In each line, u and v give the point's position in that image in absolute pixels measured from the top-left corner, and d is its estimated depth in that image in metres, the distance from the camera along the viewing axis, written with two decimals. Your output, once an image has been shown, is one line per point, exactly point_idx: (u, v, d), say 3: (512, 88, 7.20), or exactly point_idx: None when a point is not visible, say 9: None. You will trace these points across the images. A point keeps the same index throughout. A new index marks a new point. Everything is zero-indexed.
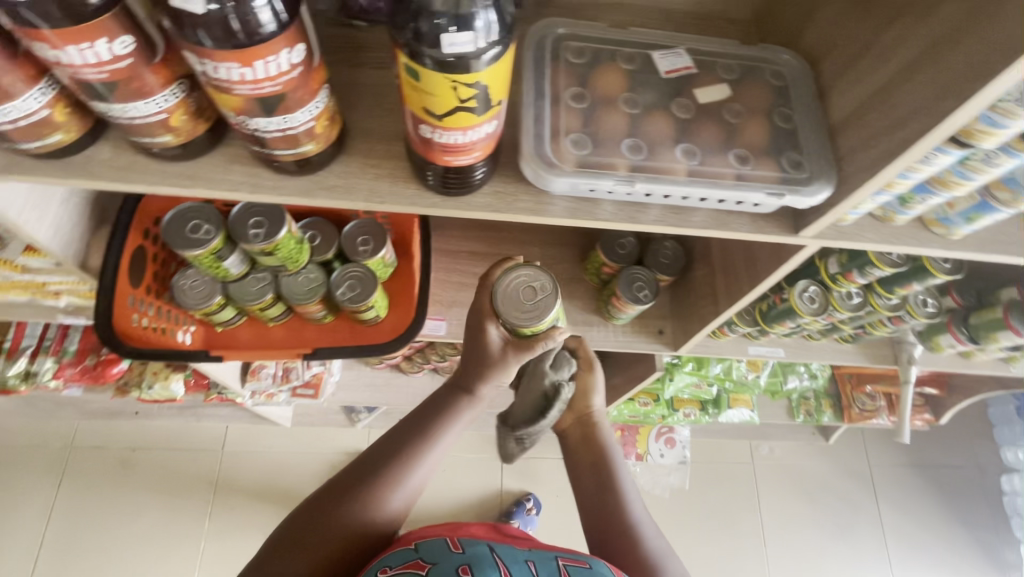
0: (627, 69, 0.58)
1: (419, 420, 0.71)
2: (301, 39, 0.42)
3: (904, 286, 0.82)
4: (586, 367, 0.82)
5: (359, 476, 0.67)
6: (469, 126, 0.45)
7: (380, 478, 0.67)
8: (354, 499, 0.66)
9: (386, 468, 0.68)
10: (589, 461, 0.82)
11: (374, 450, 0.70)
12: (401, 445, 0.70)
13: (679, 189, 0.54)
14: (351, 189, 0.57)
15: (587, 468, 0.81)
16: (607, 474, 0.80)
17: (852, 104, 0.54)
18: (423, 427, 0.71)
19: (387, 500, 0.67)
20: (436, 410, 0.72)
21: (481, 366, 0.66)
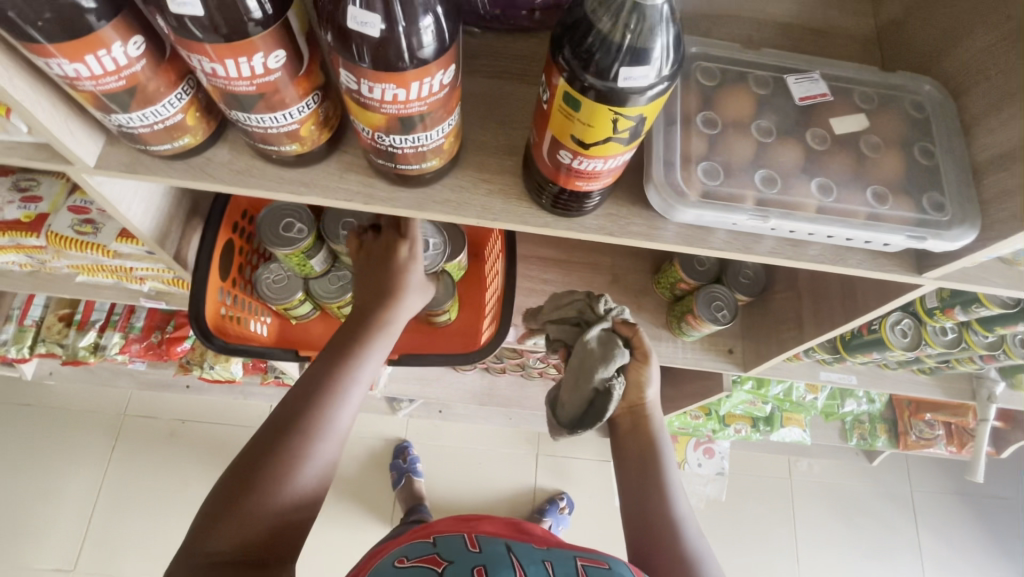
0: (759, 94, 0.55)
1: (330, 357, 0.68)
2: (454, 61, 0.40)
3: (1006, 326, 0.78)
4: (642, 361, 0.76)
5: (286, 423, 0.63)
6: (612, 156, 0.43)
7: (302, 429, 0.63)
8: (278, 457, 0.61)
9: (307, 415, 0.64)
10: (636, 454, 0.79)
11: (291, 400, 0.65)
12: (318, 387, 0.65)
13: (810, 226, 0.51)
14: (464, 204, 0.56)
15: (633, 462, 0.79)
16: (654, 471, 0.78)
17: (1002, 145, 0.50)
18: (339, 359, 0.67)
19: (316, 445, 0.63)
20: (343, 346, 0.68)
21: (388, 285, 0.70)
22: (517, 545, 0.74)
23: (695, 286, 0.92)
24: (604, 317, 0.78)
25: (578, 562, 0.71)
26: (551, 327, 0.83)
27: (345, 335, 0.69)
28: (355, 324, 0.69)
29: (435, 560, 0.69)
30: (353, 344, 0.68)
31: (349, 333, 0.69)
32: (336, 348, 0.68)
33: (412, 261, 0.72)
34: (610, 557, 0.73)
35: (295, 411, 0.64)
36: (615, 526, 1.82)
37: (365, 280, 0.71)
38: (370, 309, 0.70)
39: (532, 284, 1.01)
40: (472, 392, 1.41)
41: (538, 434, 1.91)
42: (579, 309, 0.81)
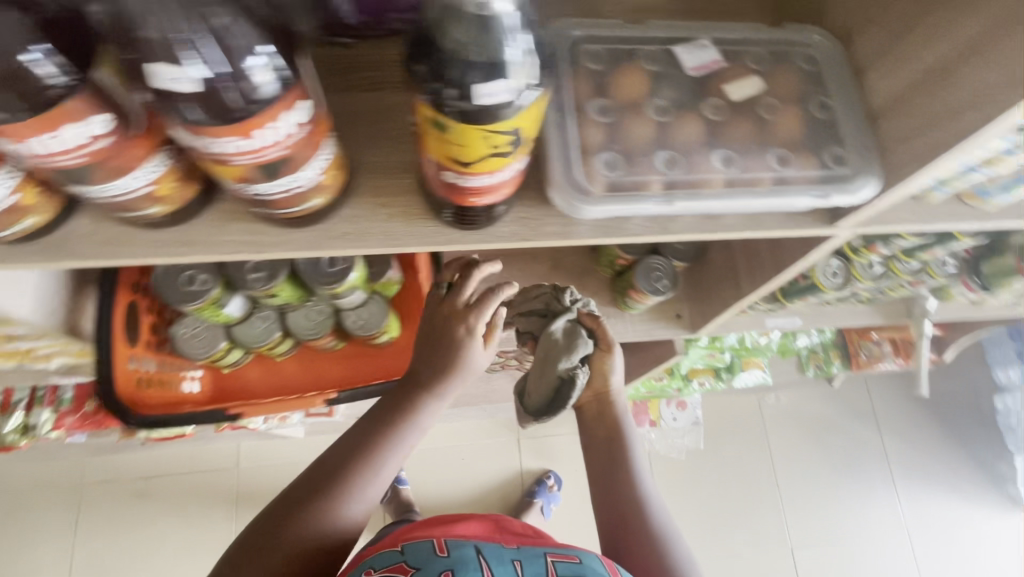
0: (651, 71, 0.52)
1: (374, 419, 0.66)
2: (304, 96, 0.36)
3: (927, 252, 0.81)
4: (608, 353, 0.76)
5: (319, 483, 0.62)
6: (499, 168, 0.40)
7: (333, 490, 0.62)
8: (303, 516, 0.60)
9: (345, 472, 0.63)
10: (600, 440, 0.78)
11: (328, 458, 0.65)
12: (355, 449, 0.64)
13: (719, 202, 0.50)
14: (365, 234, 0.52)
15: (597, 447, 0.79)
16: (617, 456, 0.77)
17: (892, 90, 0.50)
18: (383, 424, 0.65)
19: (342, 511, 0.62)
20: (393, 411, 0.66)
21: (443, 360, 0.63)
22: (487, 544, 0.72)
23: (634, 262, 0.91)
24: (570, 309, 0.77)
25: (549, 559, 0.70)
26: (518, 319, 0.80)
27: (393, 398, 0.66)
28: (407, 389, 0.66)
29: (402, 568, 0.68)
30: (401, 411, 0.65)
31: (397, 397, 0.66)
32: (382, 411, 0.66)
33: (470, 339, 0.63)
34: (582, 549, 0.71)
35: (330, 469, 0.63)
36: None
37: (427, 349, 0.65)
38: (424, 378, 0.65)
39: None
40: None
41: (516, 419, 1.91)
42: (546, 301, 0.78)
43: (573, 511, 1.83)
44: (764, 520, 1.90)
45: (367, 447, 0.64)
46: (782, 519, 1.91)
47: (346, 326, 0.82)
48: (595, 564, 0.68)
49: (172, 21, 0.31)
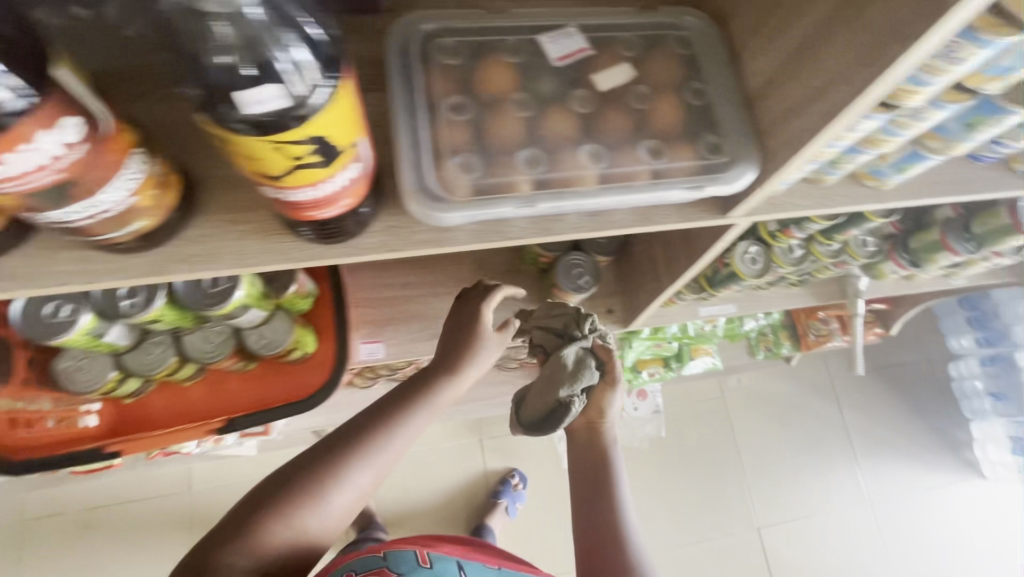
0: (513, 63, 0.49)
1: (368, 415, 0.61)
2: (66, 109, 0.33)
3: (843, 233, 0.80)
4: (611, 389, 0.70)
5: (317, 455, 0.58)
6: (318, 180, 0.37)
7: (333, 463, 0.57)
8: (271, 513, 0.54)
9: (348, 445, 0.58)
10: (586, 465, 0.68)
11: (310, 452, 0.58)
12: (341, 445, 0.58)
13: (591, 199, 0.47)
14: (214, 256, 0.48)
15: (579, 475, 0.68)
16: (603, 487, 0.66)
17: (765, 72, 0.48)
18: (397, 399, 0.62)
19: (341, 486, 0.56)
20: (406, 389, 0.63)
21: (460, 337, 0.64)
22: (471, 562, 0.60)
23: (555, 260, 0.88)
24: (586, 337, 0.72)
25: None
26: (535, 333, 0.75)
27: (393, 396, 0.63)
28: (411, 387, 0.63)
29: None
30: (398, 409, 0.61)
31: (398, 395, 0.62)
32: (379, 409, 0.61)
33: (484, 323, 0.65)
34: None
35: (309, 465, 0.57)
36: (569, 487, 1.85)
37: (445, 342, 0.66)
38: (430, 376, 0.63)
39: (393, 292, 0.94)
40: None
41: (477, 420, 1.88)
42: (566, 322, 0.73)
43: (539, 509, 1.81)
44: (729, 503, 1.90)
45: (356, 443, 0.58)
46: (748, 500, 1.92)
47: (249, 347, 0.78)
48: None
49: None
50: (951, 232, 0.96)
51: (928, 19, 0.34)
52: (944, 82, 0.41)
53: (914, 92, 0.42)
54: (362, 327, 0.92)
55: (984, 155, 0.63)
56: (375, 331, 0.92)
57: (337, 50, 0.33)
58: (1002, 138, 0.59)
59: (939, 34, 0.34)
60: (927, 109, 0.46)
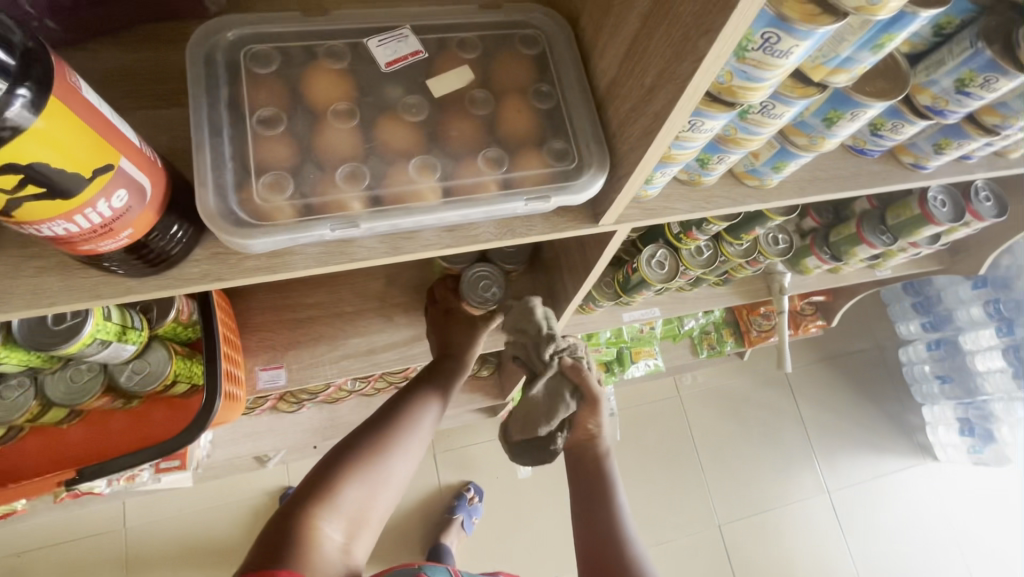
0: (339, 69, 0.45)
1: (397, 400, 0.77)
2: None
3: (748, 232, 0.78)
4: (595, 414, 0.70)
5: (372, 427, 0.72)
6: (66, 212, 0.32)
7: (388, 431, 0.72)
8: (346, 474, 0.66)
9: (395, 418, 0.74)
10: (583, 472, 0.72)
11: (358, 430, 0.72)
12: (388, 420, 0.73)
13: (427, 216, 0.43)
14: (4, 297, 0.42)
15: (577, 481, 0.72)
16: (600, 492, 0.70)
17: (609, 71, 0.44)
18: (423, 385, 0.79)
19: (396, 450, 0.71)
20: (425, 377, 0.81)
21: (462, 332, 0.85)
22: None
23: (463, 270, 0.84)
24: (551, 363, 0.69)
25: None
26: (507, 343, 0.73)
27: (412, 385, 0.80)
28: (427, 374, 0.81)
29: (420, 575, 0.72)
30: (424, 390, 0.78)
31: (418, 382, 0.80)
32: (407, 392, 0.78)
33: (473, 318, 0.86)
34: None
35: (364, 438, 0.71)
36: (526, 498, 1.81)
37: (439, 339, 0.85)
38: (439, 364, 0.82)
39: (295, 314, 0.89)
40: (315, 428, 1.28)
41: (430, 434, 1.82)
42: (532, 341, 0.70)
43: (497, 522, 1.77)
44: (689, 503, 1.88)
45: (399, 417, 0.74)
46: (708, 498, 1.90)
47: (120, 385, 0.71)
48: None
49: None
50: (867, 224, 0.95)
51: (725, 8, 0.30)
52: (779, 78, 0.38)
53: (753, 90, 0.39)
54: (262, 352, 0.87)
55: (869, 149, 0.61)
56: (277, 356, 0.87)
57: (30, 56, 0.28)
58: (880, 131, 0.58)
59: (740, 25, 0.31)
60: (774, 104, 0.43)
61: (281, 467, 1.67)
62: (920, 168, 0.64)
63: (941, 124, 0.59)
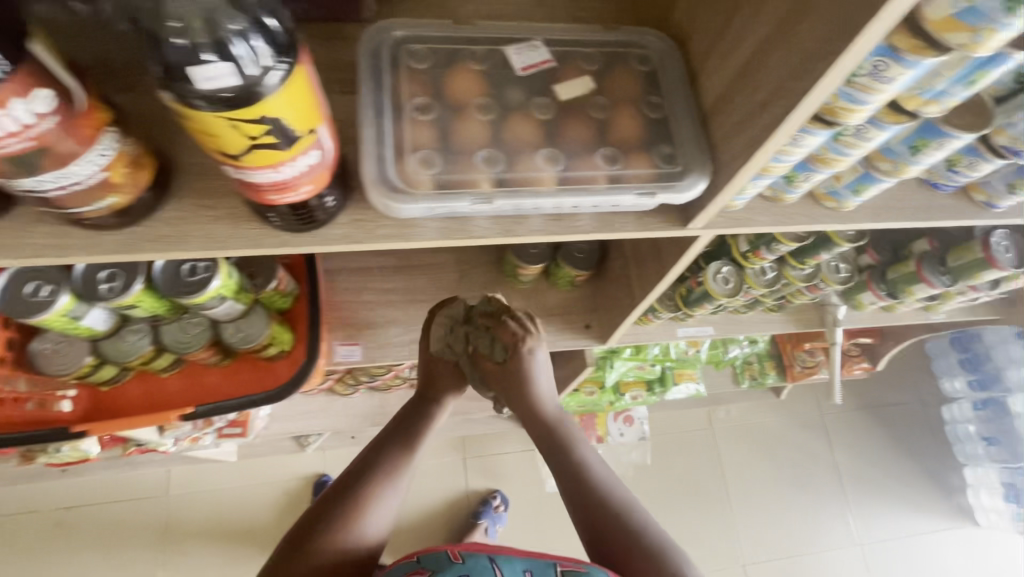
0: (479, 70, 0.52)
1: (372, 450, 0.71)
2: (39, 83, 0.34)
3: (813, 257, 0.82)
4: (515, 386, 0.69)
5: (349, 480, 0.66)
6: (278, 162, 0.39)
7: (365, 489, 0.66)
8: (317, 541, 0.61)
9: (375, 470, 0.68)
10: (544, 435, 0.71)
11: (333, 487, 0.67)
12: (360, 474, 0.67)
13: (546, 200, 0.50)
14: (184, 238, 0.50)
15: (541, 452, 0.71)
16: (568, 453, 0.69)
17: (718, 88, 0.50)
18: (404, 428, 0.73)
19: (377, 508, 0.65)
20: (408, 415, 0.74)
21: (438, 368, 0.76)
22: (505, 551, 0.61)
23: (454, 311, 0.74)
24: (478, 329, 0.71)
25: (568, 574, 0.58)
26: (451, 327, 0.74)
27: (389, 430, 0.73)
28: (404, 417, 0.74)
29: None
30: (403, 440, 0.72)
31: (394, 429, 0.73)
32: (384, 443, 0.71)
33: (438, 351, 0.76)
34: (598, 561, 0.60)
35: (338, 498, 0.65)
36: (551, 513, 1.81)
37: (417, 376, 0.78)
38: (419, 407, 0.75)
39: (374, 297, 0.95)
40: (365, 414, 1.34)
41: (462, 438, 1.85)
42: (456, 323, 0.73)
43: (519, 534, 1.77)
44: (711, 538, 1.83)
45: (377, 469, 0.68)
46: (735, 534, 1.86)
47: (224, 340, 0.79)
48: None
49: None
50: (927, 263, 0.97)
51: (849, 35, 0.36)
52: (879, 102, 0.43)
53: (854, 111, 0.44)
54: (339, 330, 0.93)
55: (943, 184, 0.65)
56: (354, 334, 0.94)
57: (292, 38, 0.35)
58: (956, 168, 0.62)
59: (862, 49, 0.36)
60: (869, 127, 0.48)
61: (319, 454, 1.72)
62: (989, 207, 0.68)
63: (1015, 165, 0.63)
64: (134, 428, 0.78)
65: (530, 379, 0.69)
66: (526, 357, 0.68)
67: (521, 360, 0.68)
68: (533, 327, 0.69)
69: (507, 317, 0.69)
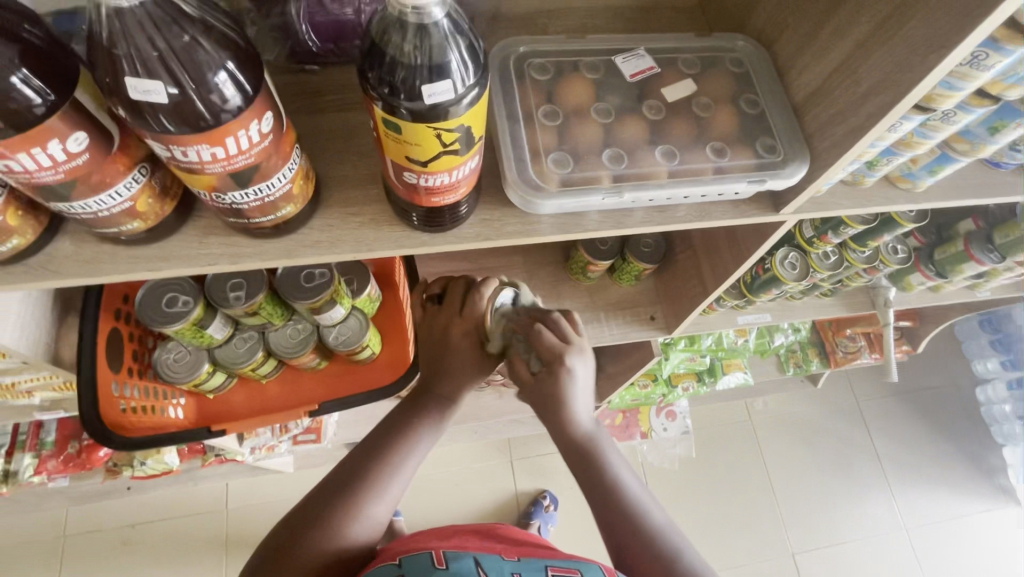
0: (592, 78, 0.58)
1: (372, 445, 0.73)
2: (268, 107, 0.40)
3: (876, 238, 0.86)
4: (550, 404, 0.70)
5: (339, 482, 0.69)
6: (454, 166, 0.44)
7: (355, 492, 0.68)
8: (312, 536, 0.64)
9: (365, 475, 0.69)
10: (573, 448, 0.73)
11: (328, 480, 0.70)
12: (359, 470, 0.70)
13: (663, 191, 0.55)
14: (336, 242, 0.55)
15: (572, 466, 0.74)
16: (596, 468, 0.72)
17: (812, 84, 0.55)
18: (395, 433, 0.73)
19: (366, 508, 0.67)
20: (402, 420, 0.74)
21: (446, 363, 0.75)
22: (486, 557, 0.72)
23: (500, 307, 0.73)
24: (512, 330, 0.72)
25: (550, 574, 0.69)
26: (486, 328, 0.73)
27: (391, 423, 0.74)
28: (408, 410, 0.75)
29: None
30: (403, 438, 0.73)
31: (395, 423, 0.74)
32: (383, 438, 0.73)
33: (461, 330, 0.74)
34: (581, 561, 0.72)
35: (332, 492, 0.68)
36: None
37: (431, 365, 0.76)
38: (425, 402, 0.75)
39: None
40: None
41: (508, 440, 1.83)
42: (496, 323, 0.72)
43: (572, 537, 1.73)
44: (764, 530, 1.78)
45: (366, 475, 0.69)
46: (779, 524, 1.80)
47: (327, 343, 0.83)
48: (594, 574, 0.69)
49: (162, 28, 0.34)
50: (975, 242, 1.01)
51: (962, 31, 0.41)
52: (972, 88, 0.48)
53: (948, 97, 0.49)
54: None
55: (1005, 162, 0.70)
56: None
57: (486, 60, 0.40)
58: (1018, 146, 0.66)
59: (973, 42, 0.41)
60: (956, 111, 0.53)
61: None
62: None
63: None
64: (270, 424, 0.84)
65: (566, 400, 0.69)
66: (563, 375, 0.68)
67: (559, 375, 0.68)
68: (571, 335, 0.70)
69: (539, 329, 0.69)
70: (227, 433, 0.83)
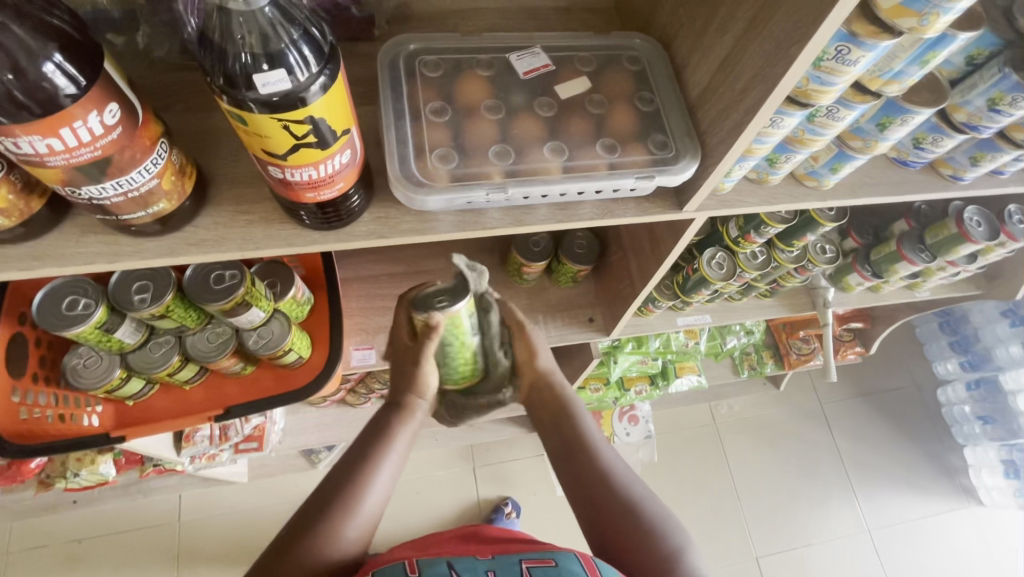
0: (486, 76, 0.59)
1: (361, 445, 0.71)
2: (112, 98, 0.39)
3: (801, 237, 0.87)
4: (525, 355, 0.78)
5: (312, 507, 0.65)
6: (320, 160, 0.43)
7: (328, 514, 0.64)
8: (304, 547, 0.62)
9: (337, 497, 0.65)
10: (540, 404, 0.79)
11: (303, 506, 0.66)
12: (332, 489, 0.66)
13: (555, 186, 0.55)
14: (223, 239, 0.54)
15: (540, 421, 0.79)
16: (566, 422, 0.76)
17: (700, 81, 0.56)
18: (369, 447, 0.70)
19: (340, 532, 0.64)
20: (377, 432, 0.72)
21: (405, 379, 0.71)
22: (460, 558, 0.66)
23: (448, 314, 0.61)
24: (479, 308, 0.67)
25: (524, 566, 0.64)
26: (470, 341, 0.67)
27: (381, 424, 0.72)
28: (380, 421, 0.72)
29: None
30: (375, 451, 0.70)
31: (366, 437, 0.72)
32: (357, 452, 0.70)
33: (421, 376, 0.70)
34: (558, 551, 0.66)
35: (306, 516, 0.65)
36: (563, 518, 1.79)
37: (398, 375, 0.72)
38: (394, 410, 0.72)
39: (387, 301, 0.98)
40: None
41: (470, 446, 1.80)
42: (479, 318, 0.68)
43: None
44: (728, 534, 1.77)
45: (338, 494, 0.66)
46: (744, 528, 1.78)
47: (247, 347, 0.81)
48: (572, 563, 0.63)
49: None
50: (907, 242, 1.02)
51: (814, 23, 0.41)
52: (846, 83, 0.49)
53: (824, 92, 0.49)
54: (356, 334, 0.97)
55: (912, 160, 0.71)
56: (368, 338, 0.97)
57: (336, 50, 0.40)
58: (922, 144, 0.68)
59: (824, 37, 0.41)
60: (839, 108, 0.54)
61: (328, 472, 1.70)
62: (957, 179, 0.73)
63: (975, 139, 0.69)
64: (173, 430, 0.82)
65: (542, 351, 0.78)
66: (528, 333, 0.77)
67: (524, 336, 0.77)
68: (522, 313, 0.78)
69: (528, 329, 0.77)
70: (128, 439, 0.80)
